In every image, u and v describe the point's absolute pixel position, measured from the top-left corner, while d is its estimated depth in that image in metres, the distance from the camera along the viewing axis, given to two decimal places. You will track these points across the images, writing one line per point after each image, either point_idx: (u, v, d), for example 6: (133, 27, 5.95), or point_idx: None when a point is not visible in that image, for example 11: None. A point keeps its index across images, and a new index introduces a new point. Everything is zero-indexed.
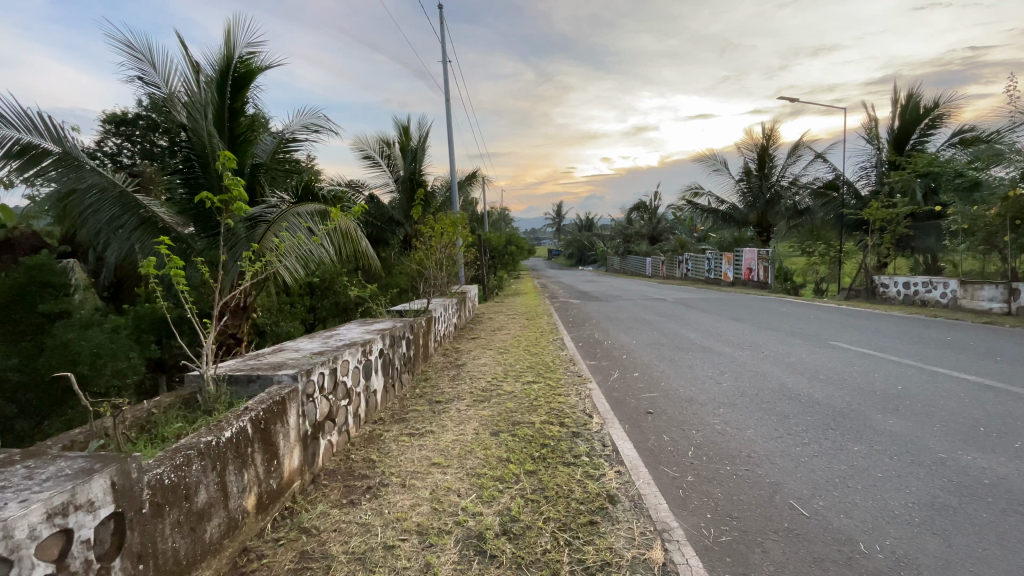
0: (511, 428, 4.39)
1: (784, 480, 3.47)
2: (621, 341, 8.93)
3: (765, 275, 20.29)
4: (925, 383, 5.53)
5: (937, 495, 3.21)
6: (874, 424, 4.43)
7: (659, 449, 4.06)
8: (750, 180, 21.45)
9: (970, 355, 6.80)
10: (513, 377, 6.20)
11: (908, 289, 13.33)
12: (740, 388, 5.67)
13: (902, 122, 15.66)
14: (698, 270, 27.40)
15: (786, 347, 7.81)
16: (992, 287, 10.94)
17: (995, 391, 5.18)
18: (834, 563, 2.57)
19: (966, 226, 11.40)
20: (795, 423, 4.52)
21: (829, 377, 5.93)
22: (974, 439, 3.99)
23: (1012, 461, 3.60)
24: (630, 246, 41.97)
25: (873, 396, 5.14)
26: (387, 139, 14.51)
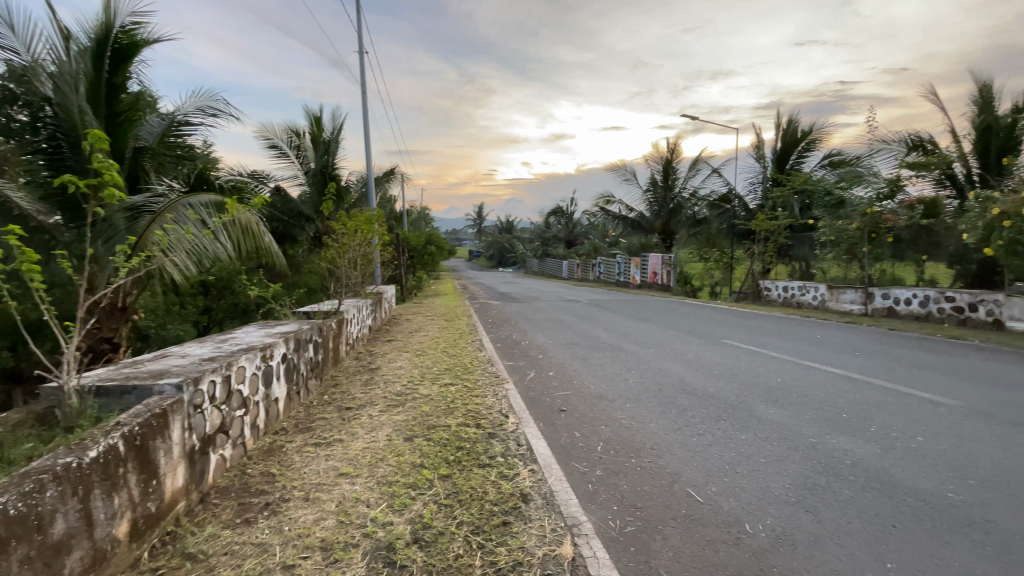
0: (425, 433, 4.29)
1: (682, 468, 3.75)
2: (537, 342, 9.15)
3: (669, 279, 21.86)
4: (799, 376, 6.26)
5: (809, 475, 3.63)
6: (758, 413, 4.92)
7: (570, 445, 4.18)
8: (656, 191, 23.08)
9: (836, 351, 7.78)
10: (430, 380, 6.09)
11: (786, 292, 15.05)
12: (645, 385, 6.02)
13: (783, 143, 17.64)
14: (609, 273, 28.80)
15: (686, 345, 8.45)
16: (853, 291, 12.62)
17: (853, 381, 5.99)
18: (724, 544, 2.80)
19: (832, 238, 13.20)
20: (692, 415, 4.89)
21: (722, 373, 6.49)
22: (838, 425, 4.57)
23: (868, 443, 4.15)
24: (547, 249, 43.27)
25: (757, 389, 5.72)
26: (296, 129, 13.66)
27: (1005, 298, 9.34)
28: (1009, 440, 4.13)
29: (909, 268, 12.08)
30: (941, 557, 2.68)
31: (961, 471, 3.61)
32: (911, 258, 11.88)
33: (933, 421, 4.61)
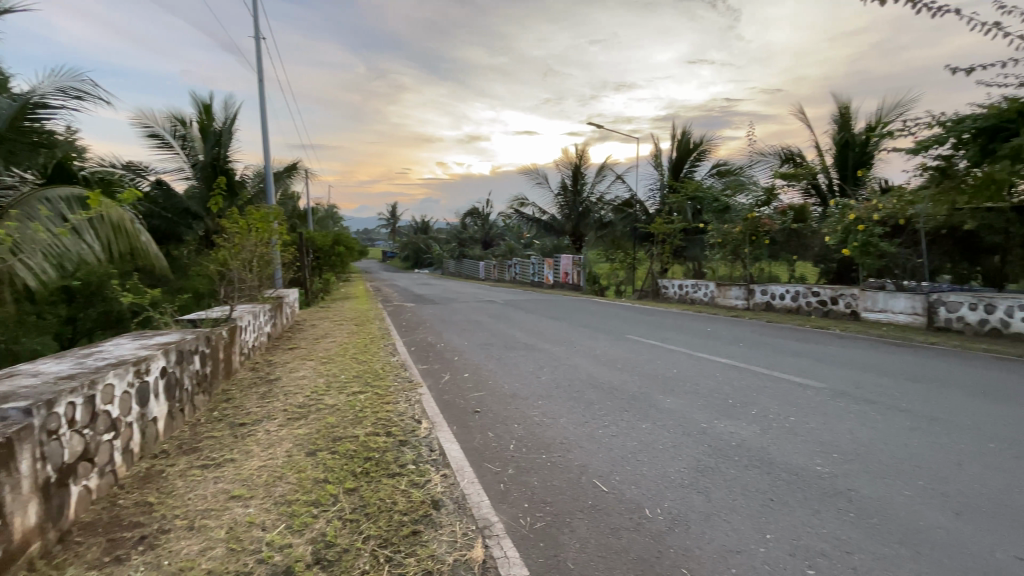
0: (330, 445, 4.07)
1: (590, 460, 3.91)
2: (451, 343, 9.09)
3: (579, 279, 22.80)
4: (693, 366, 6.82)
5: (701, 458, 3.97)
6: (657, 403, 5.29)
7: (483, 447, 4.19)
8: (566, 194, 24.04)
9: (724, 342, 8.60)
10: (336, 389, 5.78)
11: (682, 290, 16.36)
12: (556, 382, 6.21)
13: (678, 153, 19.14)
14: (523, 274, 29.40)
15: (595, 341, 8.86)
16: (737, 288, 14.03)
17: (738, 369, 6.66)
18: (626, 530, 2.96)
19: (720, 240, 14.51)
20: (598, 408, 5.13)
21: (626, 366, 6.89)
22: (725, 409, 5.04)
23: (749, 425, 4.63)
24: (463, 250, 43.17)
25: (657, 380, 6.15)
26: (181, 117, 12.37)
27: (860, 292, 10.88)
28: (860, 416, 4.82)
29: (783, 267, 13.52)
30: (809, 523, 3.05)
31: (824, 445, 4.14)
32: (784, 258, 13.39)
33: (802, 402, 5.24)
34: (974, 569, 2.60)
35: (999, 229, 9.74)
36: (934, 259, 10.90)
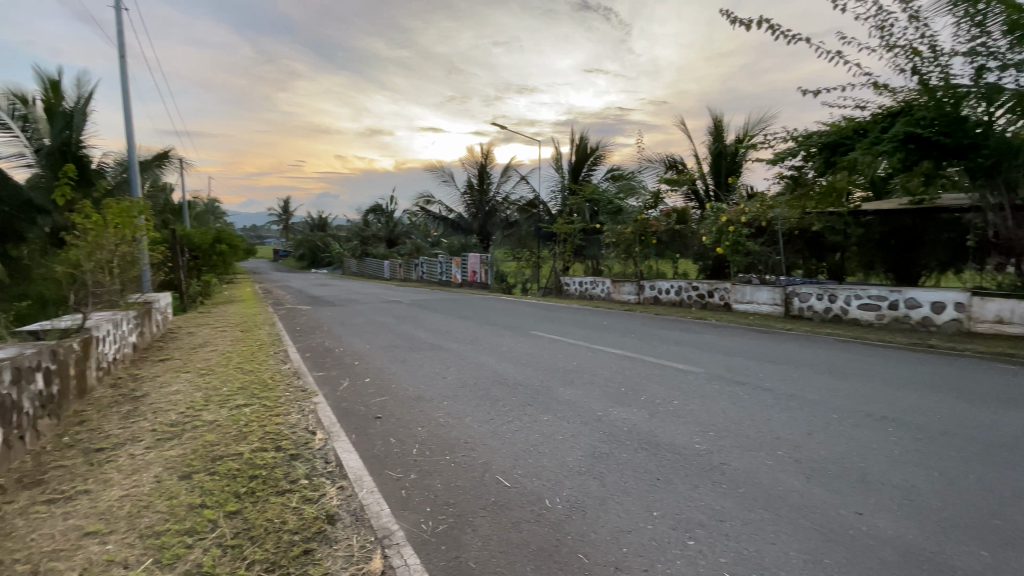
0: (209, 466, 3.67)
1: (493, 457, 3.96)
2: (352, 347, 8.68)
3: (485, 277, 22.99)
4: (591, 359, 7.19)
5: (597, 445, 4.19)
6: (559, 396, 5.50)
7: (384, 453, 4.05)
8: (472, 193, 24.20)
9: (620, 335, 9.17)
10: (218, 403, 5.24)
11: (582, 286, 17.21)
12: (461, 381, 6.19)
13: (577, 156, 20.05)
14: (430, 273, 28.98)
15: (500, 339, 8.98)
16: (630, 284, 15.06)
17: (631, 359, 7.14)
18: (527, 523, 3.03)
19: (614, 240, 15.64)
20: (503, 405, 5.21)
21: (529, 362, 7.07)
22: (620, 398, 5.38)
23: (640, 411, 4.98)
24: (366, 249, 41.45)
25: (558, 374, 6.39)
26: (15, 92, 10.41)
27: (732, 286, 12.22)
28: (733, 396, 5.42)
29: (668, 264, 14.69)
30: (690, 497, 3.36)
31: (703, 425, 4.58)
32: (669, 255, 14.58)
33: (686, 387, 5.76)
34: (819, 524, 3.04)
35: (840, 228, 11.35)
36: (789, 257, 12.33)
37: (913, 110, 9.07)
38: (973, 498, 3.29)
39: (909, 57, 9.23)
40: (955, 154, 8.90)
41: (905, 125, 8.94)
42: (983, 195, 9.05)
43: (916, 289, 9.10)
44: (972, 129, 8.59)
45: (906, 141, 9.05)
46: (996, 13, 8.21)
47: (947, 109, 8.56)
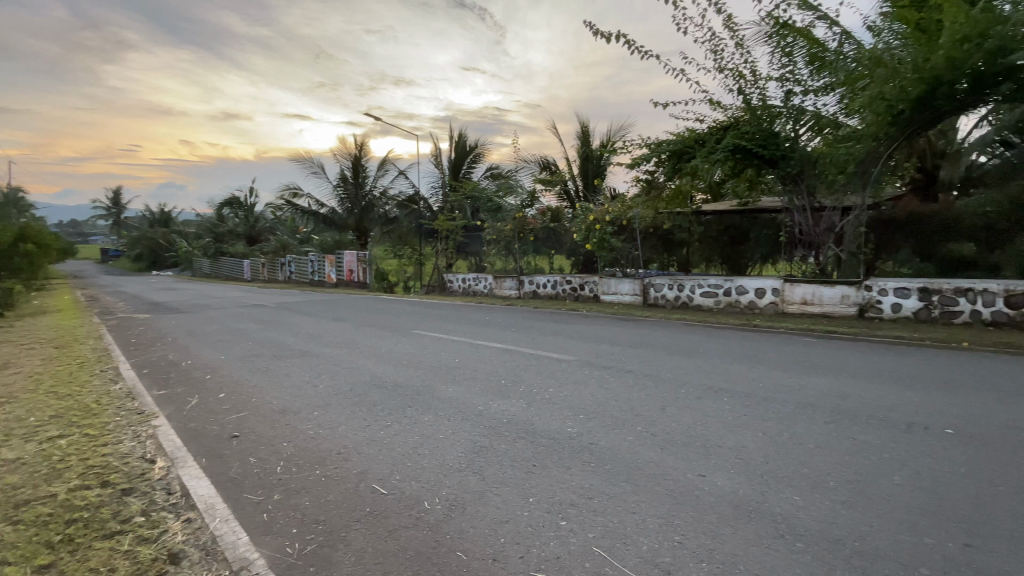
0: (7, 516, 2.99)
1: (368, 465, 3.79)
2: (204, 358, 7.67)
3: (363, 276, 21.93)
4: (472, 355, 7.25)
5: (477, 440, 4.24)
6: (439, 394, 5.45)
7: (243, 475, 3.66)
8: (346, 187, 22.84)
9: (500, 329, 9.39)
10: (20, 436, 4.28)
11: (465, 283, 17.34)
12: (335, 387, 5.83)
13: (456, 153, 20.12)
14: (300, 272, 26.81)
15: (378, 340, 8.64)
16: (510, 279, 15.53)
17: (510, 352, 7.35)
18: (405, 528, 2.96)
19: (495, 237, 16.10)
20: (380, 409, 5.01)
21: (408, 362, 6.90)
22: (499, 390, 5.50)
23: (519, 401, 5.14)
24: (221, 247, 36.93)
25: (439, 372, 6.34)
26: None
27: (600, 279, 13.22)
28: (601, 380, 5.86)
29: (545, 259, 15.40)
30: (562, 480, 3.55)
31: (575, 409, 4.89)
32: (545, 252, 15.35)
33: (560, 374, 6.10)
34: (672, 489, 3.42)
35: (686, 226, 12.96)
36: (646, 252, 13.51)
37: (739, 125, 10.68)
38: (786, 451, 3.97)
39: (736, 79, 10.81)
40: (771, 164, 10.65)
41: (735, 137, 10.42)
42: (790, 199, 11.06)
43: (746, 278, 10.68)
44: (781, 143, 10.36)
45: (735, 151, 10.55)
46: (799, 48, 9.99)
47: (765, 125, 10.41)
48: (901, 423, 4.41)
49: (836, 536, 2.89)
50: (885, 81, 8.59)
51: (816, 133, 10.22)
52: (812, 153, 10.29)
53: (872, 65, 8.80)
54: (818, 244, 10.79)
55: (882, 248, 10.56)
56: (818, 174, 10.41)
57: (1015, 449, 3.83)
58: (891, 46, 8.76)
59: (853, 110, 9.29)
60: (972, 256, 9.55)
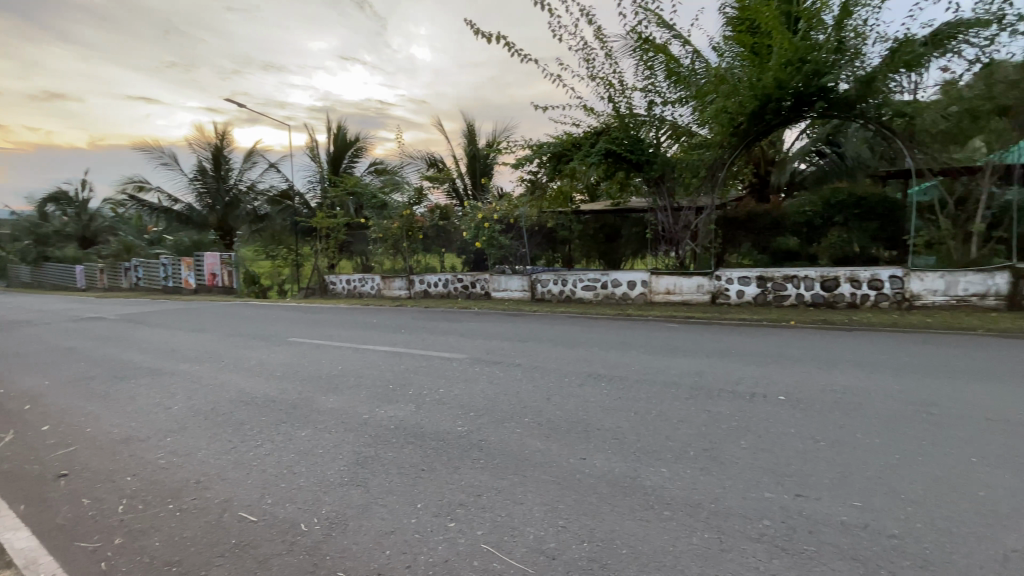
0: None
1: (235, 491, 3.43)
2: (17, 386, 6.32)
3: (230, 280, 19.74)
4: (356, 360, 6.89)
5: (361, 450, 4.04)
6: (319, 405, 5.10)
7: (73, 521, 3.10)
8: (205, 180, 20.32)
9: (387, 331, 9.06)
10: None
11: (349, 285, 16.45)
12: (195, 407, 5.15)
13: (335, 147, 19.10)
14: (151, 278, 23.36)
15: (248, 351, 7.82)
16: (399, 279, 15.07)
17: (398, 355, 7.12)
18: (278, 556, 2.73)
19: (380, 235, 15.47)
20: (249, 428, 4.54)
21: (284, 373, 6.34)
22: (385, 396, 5.29)
23: (407, 405, 4.99)
24: (42, 251, 30.77)
25: (319, 382, 5.92)
26: None
27: (490, 276, 13.37)
28: (490, 376, 5.92)
29: (434, 258, 15.27)
30: (451, 480, 3.53)
31: (464, 407, 4.88)
32: (435, 250, 15.19)
33: (450, 374, 6.04)
34: (556, 476, 3.56)
35: (567, 225, 13.85)
36: (533, 249, 13.95)
37: (611, 131, 11.54)
38: (656, 428, 4.36)
39: (606, 88, 11.62)
40: (638, 168, 11.63)
41: (607, 142, 11.31)
42: (652, 200, 12.04)
43: (619, 272, 11.59)
44: (646, 149, 11.35)
45: (608, 155, 11.46)
46: (658, 62, 11.01)
47: (632, 132, 11.35)
48: (747, 394, 5.09)
49: (696, 500, 3.25)
50: (727, 96, 9.80)
51: (674, 141, 11.37)
52: (671, 159, 11.45)
53: (717, 82, 9.98)
54: (677, 240, 11.79)
55: (727, 243, 12.07)
56: (676, 176, 11.56)
57: (829, 408, 4.62)
58: (732, 66, 10.03)
59: (704, 121, 10.49)
60: (795, 248, 11.33)
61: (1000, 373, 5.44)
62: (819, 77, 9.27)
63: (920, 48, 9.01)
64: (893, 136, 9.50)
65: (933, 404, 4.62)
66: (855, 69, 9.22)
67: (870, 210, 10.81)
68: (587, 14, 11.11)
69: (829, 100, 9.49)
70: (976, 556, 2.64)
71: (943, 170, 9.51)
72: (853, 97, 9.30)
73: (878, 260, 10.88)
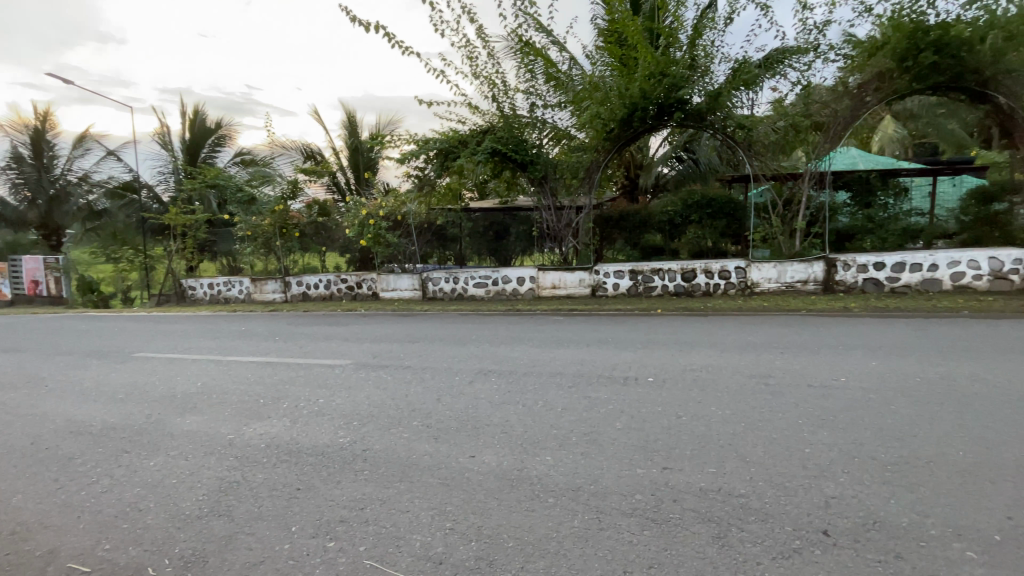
0: None
1: (60, 541, 2.92)
2: None
3: (56, 289, 16.54)
4: (221, 374, 6.17)
5: (224, 476, 3.63)
6: (173, 429, 4.49)
7: None
8: (20, 168, 16.80)
9: (260, 340, 8.26)
10: None
11: (213, 289, 14.62)
12: (3, 445, 4.24)
13: (192, 135, 17.04)
14: None
15: (80, 372, 6.62)
16: (273, 281, 13.76)
17: (273, 364, 6.52)
18: None
19: (248, 233, 14.03)
20: (81, 463, 3.86)
21: (127, 395, 5.46)
22: (255, 411, 4.81)
23: (281, 420, 4.58)
24: None
25: (173, 402, 5.20)
26: None
27: (377, 276, 12.82)
28: (376, 381, 5.68)
29: (314, 257, 14.37)
30: (330, 496, 3.31)
31: (347, 416, 4.61)
32: (314, 249, 14.30)
33: (331, 382, 5.67)
34: (444, 478, 3.52)
35: (456, 222, 13.65)
36: (422, 247, 13.74)
37: (495, 130, 11.74)
38: (541, 418, 4.51)
39: (490, 87, 11.76)
40: (522, 167, 11.98)
41: (492, 141, 11.49)
42: (537, 199, 12.40)
43: (509, 268, 11.85)
44: (529, 149, 11.72)
45: (493, 154, 11.64)
46: (538, 66, 11.41)
47: (515, 132, 11.65)
48: (622, 379, 5.51)
49: (577, 484, 3.42)
50: (600, 103, 10.48)
51: (555, 143, 11.88)
52: (552, 160, 11.97)
53: (591, 89, 10.60)
54: (561, 237, 12.32)
55: (604, 239, 12.94)
56: (557, 176, 12.13)
57: (690, 386, 5.18)
58: (603, 74, 10.72)
59: (580, 125, 11.11)
60: (660, 244, 12.59)
61: (817, 347, 6.52)
62: (676, 90, 10.29)
63: (756, 69, 10.45)
64: (736, 146, 10.84)
65: (769, 376, 5.40)
66: (705, 84, 10.39)
67: (719, 209, 12.26)
68: (468, 12, 11.13)
69: (686, 111, 10.58)
70: (800, 504, 3.13)
71: (773, 175, 11.06)
72: (704, 109, 10.47)
73: (727, 253, 12.41)
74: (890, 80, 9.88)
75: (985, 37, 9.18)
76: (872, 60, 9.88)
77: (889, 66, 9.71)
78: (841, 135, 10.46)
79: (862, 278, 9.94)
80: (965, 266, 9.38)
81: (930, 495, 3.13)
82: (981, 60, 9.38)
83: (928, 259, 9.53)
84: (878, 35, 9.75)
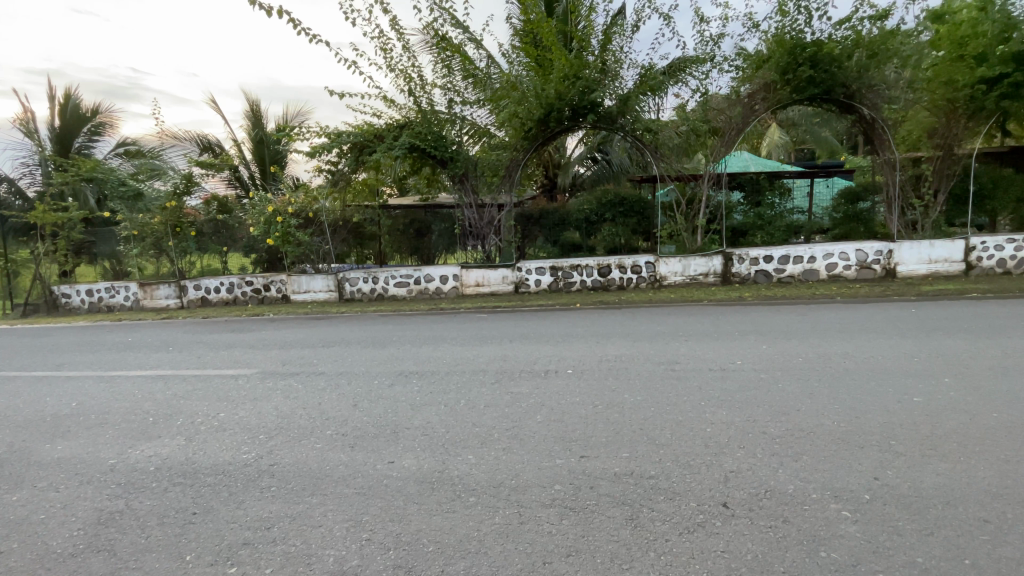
0: None
1: None
2: None
3: None
4: (102, 391, 5.48)
5: (103, 506, 3.23)
6: (39, 458, 3.91)
7: None
8: None
9: (151, 351, 7.46)
10: None
11: (92, 297, 12.92)
12: None
13: (63, 121, 14.92)
14: None
15: None
16: (166, 286, 12.41)
17: (166, 378, 5.90)
18: None
19: (134, 232, 12.64)
20: None
21: None
22: (143, 431, 4.32)
23: (174, 439, 4.15)
24: None
25: (40, 427, 4.52)
26: None
27: (287, 277, 12.03)
28: (287, 390, 5.32)
29: (213, 259, 13.20)
30: (232, 518, 3.05)
31: (253, 430, 4.28)
32: (213, 249, 13.08)
33: (237, 394, 5.23)
34: (360, 487, 3.38)
35: (375, 219, 13.15)
36: (337, 246, 13.00)
37: (413, 125, 11.49)
38: (464, 417, 4.49)
39: (405, 81, 11.48)
40: (442, 164, 11.84)
41: (410, 136, 11.26)
42: (458, 196, 12.28)
43: (431, 267, 11.66)
44: (448, 146, 11.62)
45: (412, 149, 11.40)
46: (455, 62, 11.35)
47: (434, 128, 11.47)
48: (544, 372, 5.65)
49: (499, 481, 3.44)
50: (518, 102, 10.60)
51: (475, 140, 11.88)
52: (472, 157, 11.94)
53: (509, 88, 10.73)
54: (483, 235, 12.27)
55: (524, 237, 13.12)
56: (478, 174, 12.11)
57: (606, 375, 5.42)
58: (521, 74, 10.91)
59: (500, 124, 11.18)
60: (578, 241, 13.00)
61: (717, 334, 7.09)
62: (589, 92, 10.68)
63: (660, 76, 11.09)
64: (644, 147, 11.52)
65: (675, 362, 5.79)
66: (616, 88, 10.85)
67: (630, 208, 12.96)
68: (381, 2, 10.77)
69: (598, 114, 11.01)
70: (702, 480, 3.38)
71: (677, 176, 11.79)
72: (614, 113, 10.94)
73: (638, 249, 13.12)
74: (774, 90, 10.99)
75: (852, 55, 10.51)
76: (759, 72, 10.86)
77: (773, 78, 10.80)
78: (735, 139, 11.41)
79: (754, 270, 10.95)
80: (838, 258, 10.64)
81: (811, 463, 3.52)
82: (848, 76, 10.67)
83: (808, 252, 10.69)
84: (764, 49, 10.76)
